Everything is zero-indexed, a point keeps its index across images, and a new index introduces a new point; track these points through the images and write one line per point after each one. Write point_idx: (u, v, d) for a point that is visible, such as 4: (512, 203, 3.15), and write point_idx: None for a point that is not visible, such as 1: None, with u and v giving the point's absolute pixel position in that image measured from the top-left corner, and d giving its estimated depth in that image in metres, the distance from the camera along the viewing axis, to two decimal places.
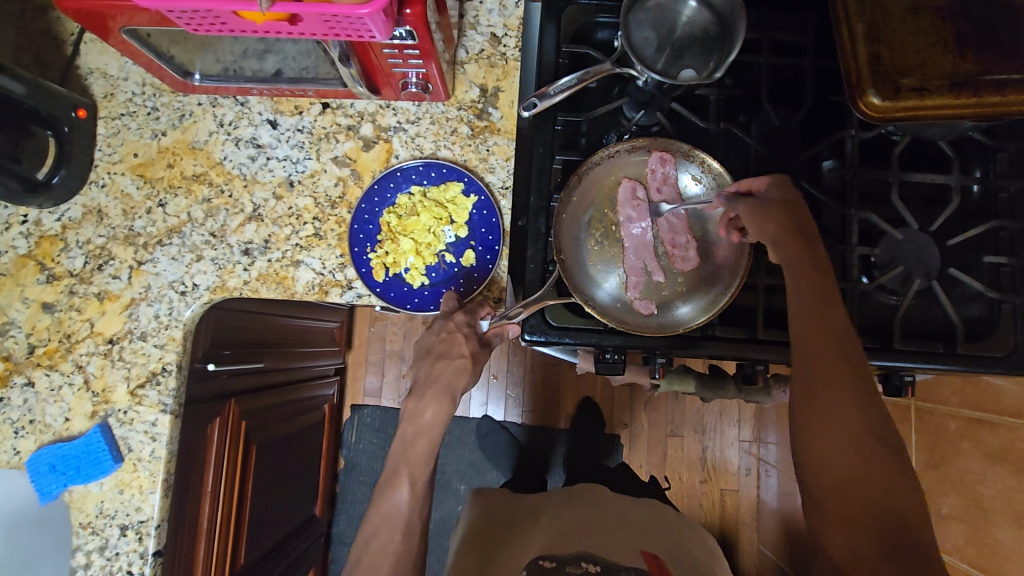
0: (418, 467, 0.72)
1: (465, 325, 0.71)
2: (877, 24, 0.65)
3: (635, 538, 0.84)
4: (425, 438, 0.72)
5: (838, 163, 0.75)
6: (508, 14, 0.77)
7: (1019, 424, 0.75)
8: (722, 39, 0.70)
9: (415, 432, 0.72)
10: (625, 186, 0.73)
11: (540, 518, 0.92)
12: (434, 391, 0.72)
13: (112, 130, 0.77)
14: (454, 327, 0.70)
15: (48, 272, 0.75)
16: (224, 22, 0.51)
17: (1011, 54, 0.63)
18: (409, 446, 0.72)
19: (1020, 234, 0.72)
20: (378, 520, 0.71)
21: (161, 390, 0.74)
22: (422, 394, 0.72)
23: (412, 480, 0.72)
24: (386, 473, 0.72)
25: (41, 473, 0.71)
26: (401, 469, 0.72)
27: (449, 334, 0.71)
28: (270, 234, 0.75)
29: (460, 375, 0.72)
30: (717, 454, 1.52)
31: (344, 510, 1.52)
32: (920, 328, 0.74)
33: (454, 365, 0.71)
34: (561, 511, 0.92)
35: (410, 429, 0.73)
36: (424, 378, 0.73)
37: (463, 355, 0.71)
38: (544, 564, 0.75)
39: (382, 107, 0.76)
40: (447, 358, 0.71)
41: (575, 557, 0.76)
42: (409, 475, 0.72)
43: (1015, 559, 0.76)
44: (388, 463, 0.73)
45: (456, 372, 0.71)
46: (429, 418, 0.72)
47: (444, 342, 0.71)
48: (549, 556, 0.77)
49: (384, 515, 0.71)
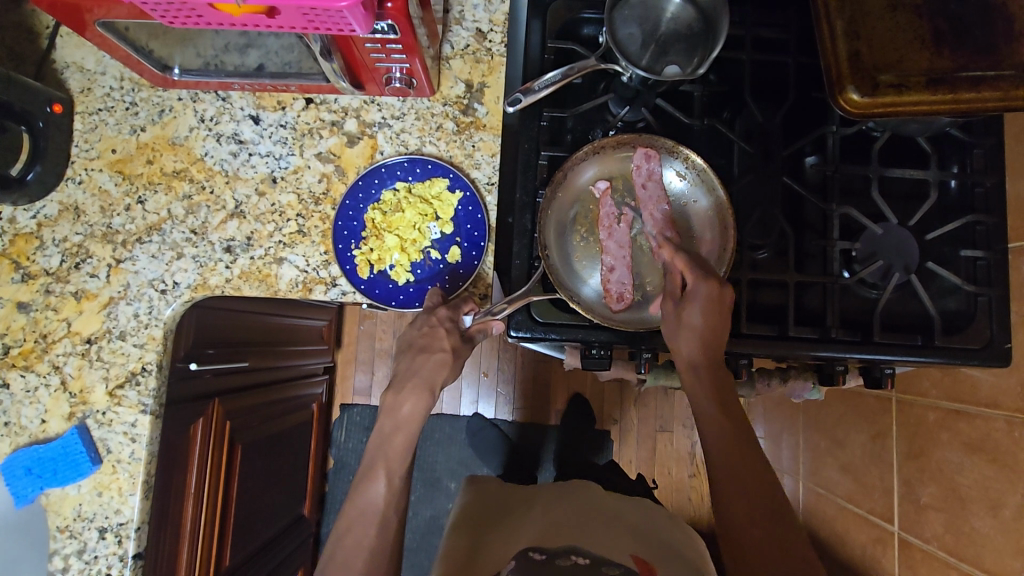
0: (396, 461, 0.72)
1: (447, 320, 0.70)
2: (856, 21, 0.66)
3: (620, 534, 0.84)
4: (404, 432, 0.72)
5: (820, 159, 0.76)
6: (493, 10, 0.77)
7: (996, 414, 0.77)
8: (706, 36, 0.70)
9: (395, 425, 0.72)
10: (642, 176, 0.72)
11: (533, 509, 0.92)
12: (413, 383, 0.72)
13: (89, 125, 0.75)
14: (436, 322, 0.70)
15: (23, 270, 0.73)
16: (201, 15, 0.50)
17: (988, 51, 0.64)
18: (388, 440, 0.72)
19: (996, 228, 0.74)
20: (358, 514, 0.70)
21: (141, 391, 0.73)
22: (401, 388, 0.72)
23: (391, 475, 0.71)
24: (366, 468, 0.72)
25: (17, 476, 0.69)
26: (379, 463, 0.72)
27: (432, 328, 0.70)
28: (253, 231, 0.74)
29: (441, 369, 0.71)
30: (704, 448, 1.54)
31: (331, 510, 1.50)
32: (899, 322, 0.75)
33: (435, 358, 0.71)
34: (553, 504, 0.92)
35: (389, 423, 0.72)
36: (404, 371, 0.72)
37: (445, 349, 0.70)
38: (534, 555, 0.74)
39: (366, 103, 0.75)
40: (428, 352, 0.71)
41: (564, 550, 0.75)
42: (388, 468, 0.71)
43: (992, 547, 0.77)
44: (366, 457, 0.73)
45: (437, 366, 0.71)
46: (407, 412, 0.72)
47: (426, 336, 0.71)
48: (540, 549, 0.76)
49: (361, 510, 0.70)
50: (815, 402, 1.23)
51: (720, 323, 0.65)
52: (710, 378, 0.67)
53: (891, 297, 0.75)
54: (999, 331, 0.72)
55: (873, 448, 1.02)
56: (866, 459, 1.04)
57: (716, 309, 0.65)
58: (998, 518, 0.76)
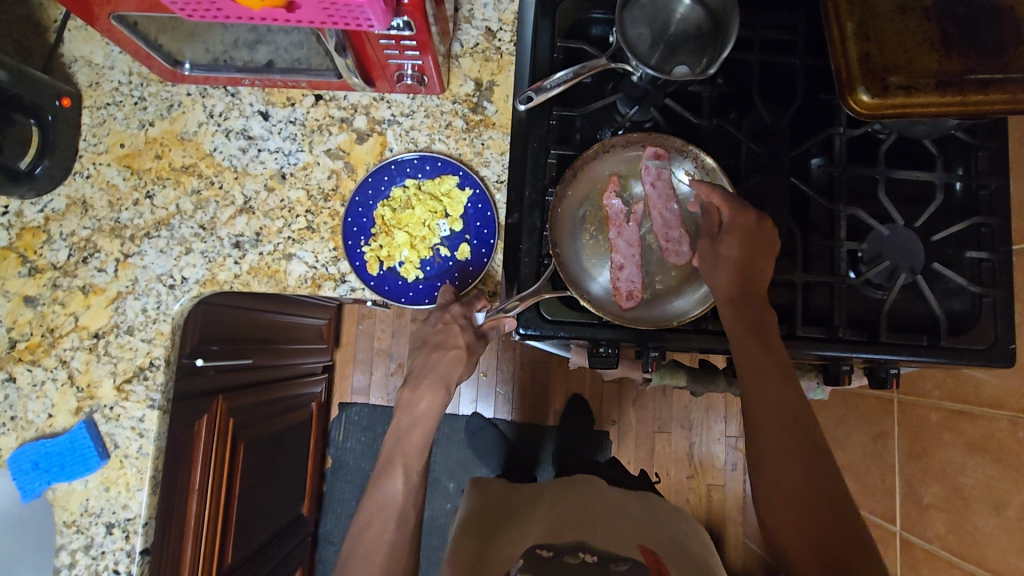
0: (414, 456, 0.72)
1: (461, 317, 0.71)
2: (866, 23, 0.67)
3: (632, 531, 0.84)
4: (421, 428, 0.72)
5: (826, 160, 0.76)
6: (503, 8, 0.77)
7: (999, 415, 0.77)
8: (715, 36, 0.71)
9: (413, 422, 0.72)
10: (650, 173, 0.73)
11: (536, 508, 0.93)
12: (430, 380, 0.72)
13: (97, 119, 0.75)
14: (450, 318, 0.71)
15: (30, 264, 0.73)
16: (220, 8, 0.50)
17: (996, 55, 0.65)
18: (405, 436, 0.72)
19: (1000, 230, 0.74)
20: (377, 509, 0.70)
21: (149, 385, 0.73)
22: (417, 384, 0.73)
23: (409, 471, 0.72)
24: (384, 464, 0.72)
25: (24, 470, 0.69)
26: (397, 459, 0.72)
27: (447, 325, 0.71)
28: (262, 227, 0.74)
29: (456, 365, 0.72)
30: (702, 450, 1.54)
31: (331, 509, 1.50)
32: (904, 323, 0.76)
33: (450, 355, 0.72)
34: (557, 502, 0.92)
35: (406, 419, 0.73)
36: (420, 368, 0.73)
37: (460, 346, 0.71)
38: (542, 553, 0.73)
39: (376, 100, 0.76)
40: (444, 349, 0.72)
41: (573, 546, 0.75)
42: (406, 466, 0.72)
43: (995, 547, 0.78)
44: (384, 452, 0.73)
45: (453, 363, 0.72)
46: (424, 408, 0.72)
47: (441, 333, 0.71)
48: (547, 546, 0.75)
49: (380, 505, 0.70)
50: (816, 403, 1.24)
51: (756, 249, 0.66)
52: (742, 319, 0.64)
53: (896, 298, 0.76)
54: (1004, 332, 0.72)
55: (874, 449, 1.03)
56: (867, 459, 1.05)
57: (751, 237, 0.66)
58: (1002, 518, 0.77)
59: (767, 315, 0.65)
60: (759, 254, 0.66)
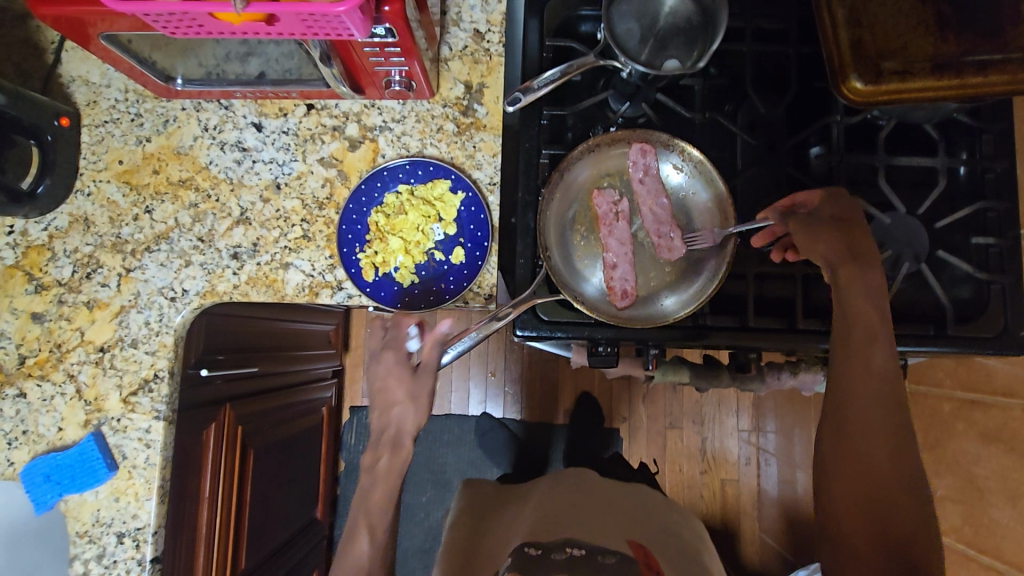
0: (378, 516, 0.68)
1: (396, 364, 0.70)
2: (858, 8, 0.65)
3: (624, 522, 0.83)
4: (383, 485, 0.69)
5: (825, 149, 0.74)
6: (491, 10, 0.77)
7: (1013, 404, 0.75)
8: (705, 28, 0.70)
9: (373, 480, 0.70)
10: (636, 170, 0.72)
11: (528, 502, 0.93)
12: (387, 439, 0.71)
13: (97, 137, 0.76)
14: (386, 369, 0.70)
15: (36, 281, 0.75)
16: (201, 24, 0.50)
17: (994, 34, 0.63)
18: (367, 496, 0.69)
19: (1007, 214, 0.73)
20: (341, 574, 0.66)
21: (154, 397, 0.74)
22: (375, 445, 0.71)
23: (374, 530, 0.68)
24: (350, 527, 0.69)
25: (36, 483, 0.71)
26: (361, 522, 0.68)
27: (386, 378, 0.70)
28: (258, 237, 0.75)
29: (408, 417, 0.70)
30: (715, 445, 1.53)
31: (345, 512, 1.51)
32: (910, 311, 0.74)
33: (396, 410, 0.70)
34: (547, 497, 0.92)
35: (367, 479, 0.70)
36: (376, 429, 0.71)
37: (402, 398, 0.70)
38: (530, 551, 0.71)
39: (367, 106, 0.76)
40: (388, 404, 0.71)
41: (560, 543, 0.73)
42: (370, 526, 0.68)
43: (1012, 538, 0.76)
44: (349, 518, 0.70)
45: (403, 416, 0.70)
46: (385, 465, 0.70)
47: (382, 388, 0.71)
48: (535, 544, 0.73)
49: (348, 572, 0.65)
50: None
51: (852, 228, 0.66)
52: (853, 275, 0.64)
53: (901, 287, 0.74)
54: (1014, 318, 0.70)
55: None
56: None
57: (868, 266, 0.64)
58: (1018, 509, 0.75)
59: (883, 348, 0.61)
60: (877, 288, 0.64)
